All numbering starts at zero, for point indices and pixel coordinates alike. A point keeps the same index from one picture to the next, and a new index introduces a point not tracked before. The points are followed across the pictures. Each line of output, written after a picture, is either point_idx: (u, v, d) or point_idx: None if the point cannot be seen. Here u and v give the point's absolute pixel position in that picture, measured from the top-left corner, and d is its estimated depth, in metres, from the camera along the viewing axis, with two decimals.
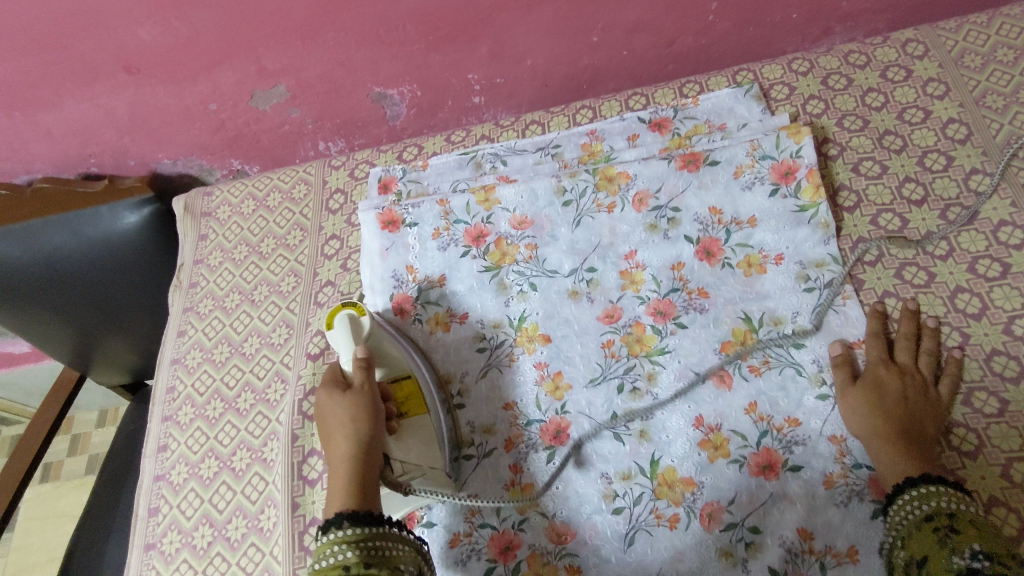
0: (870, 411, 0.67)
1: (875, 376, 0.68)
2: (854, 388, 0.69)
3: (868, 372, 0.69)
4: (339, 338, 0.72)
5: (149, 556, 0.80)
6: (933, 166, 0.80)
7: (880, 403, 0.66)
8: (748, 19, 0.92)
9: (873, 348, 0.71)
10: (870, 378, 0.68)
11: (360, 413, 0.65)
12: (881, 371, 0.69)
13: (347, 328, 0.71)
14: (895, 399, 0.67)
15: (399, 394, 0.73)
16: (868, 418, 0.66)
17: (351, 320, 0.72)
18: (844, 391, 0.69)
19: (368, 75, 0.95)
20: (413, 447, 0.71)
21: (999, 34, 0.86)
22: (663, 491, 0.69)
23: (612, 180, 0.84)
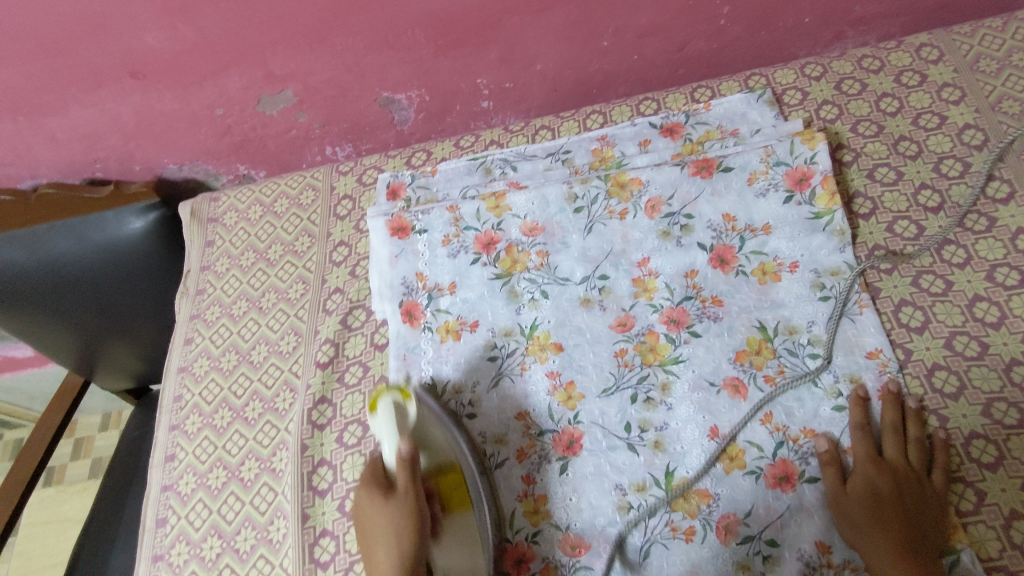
0: (871, 527, 0.62)
1: (868, 480, 0.64)
2: (847, 495, 0.64)
3: (857, 475, 0.65)
4: (381, 427, 0.66)
5: (157, 567, 0.79)
6: (949, 173, 0.79)
7: (875, 509, 0.62)
8: (760, 23, 0.91)
9: (858, 444, 0.67)
10: (863, 480, 0.64)
11: (403, 526, 0.62)
12: (869, 473, 0.65)
13: (389, 416, 0.65)
14: (894, 505, 0.62)
15: (444, 486, 0.68)
16: (871, 533, 0.62)
17: (394, 407, 0.66)
18: (836, 497, 0.64)
19: (377, 80, 0.95)
20: (456, 552, 0.66)
21: (1014, 38, 0.85)
22: (678, 502, 0.68)
23: (625, 187, 0.83)
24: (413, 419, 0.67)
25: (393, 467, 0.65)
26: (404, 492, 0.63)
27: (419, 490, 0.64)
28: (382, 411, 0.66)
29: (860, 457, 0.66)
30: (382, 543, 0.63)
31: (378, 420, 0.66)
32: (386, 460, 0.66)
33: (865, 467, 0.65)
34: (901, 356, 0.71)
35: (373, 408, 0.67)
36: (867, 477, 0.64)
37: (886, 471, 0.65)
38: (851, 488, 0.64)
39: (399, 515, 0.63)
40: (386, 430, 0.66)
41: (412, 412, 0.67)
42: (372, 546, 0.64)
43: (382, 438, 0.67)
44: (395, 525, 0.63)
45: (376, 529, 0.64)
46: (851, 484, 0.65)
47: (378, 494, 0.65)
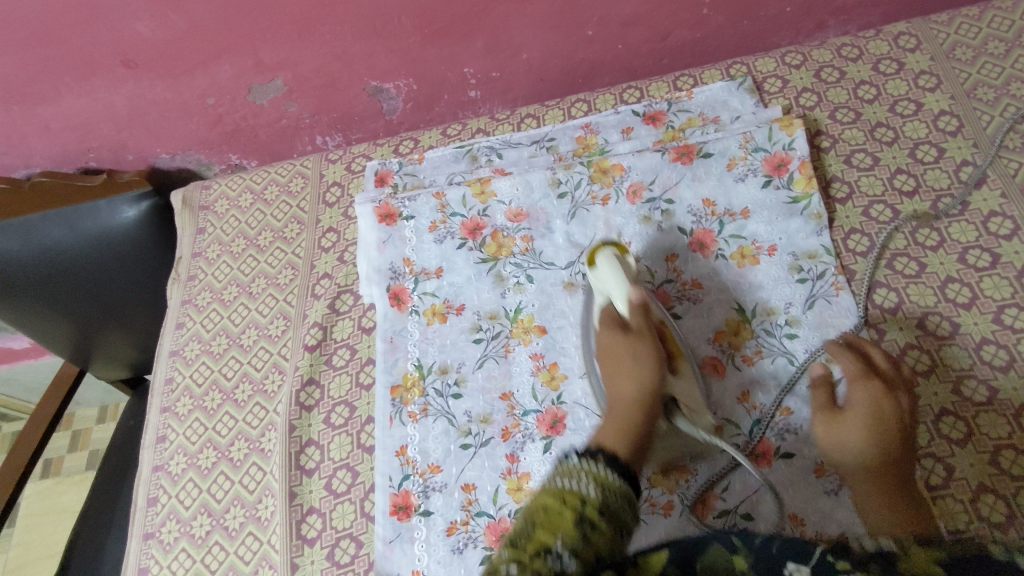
0: (862, 459, 0.63)
1: (861, 411, 0.64)
2: (843, 427, 0.65)
3: (851, 406, 0.65)
4: (598, 276, 0.74)
5: (148, 545, 0.81)
6: (925, 158, 0.81)
7: (871, 439, 0.63)
8: (742, 12, 0.93)
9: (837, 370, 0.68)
10: (859, 409, 0.65)
11: (648, 354, 0.67)
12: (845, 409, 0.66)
13: (614, 263, 0.73)
14: (890, 434, 0.63)
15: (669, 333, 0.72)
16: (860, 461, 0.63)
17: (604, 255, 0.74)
18: (831, 427, 0.66)
19: (365, 69, 0.96)
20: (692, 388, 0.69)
21: (991, 27, 0.87)
22: (658, 479, 0.70)
23: (607, 173, 0.85)
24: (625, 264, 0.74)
25: (625, 312, 0.71)
26: (640, 325, 0.69)
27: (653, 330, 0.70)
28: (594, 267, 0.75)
29: (857, 385, 0.66)
30: (622, 369, 0.68)
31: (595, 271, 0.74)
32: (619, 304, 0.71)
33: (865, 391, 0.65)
34: (874, 336, 0.72)
35: (594, 262, 0.75)
36: (865, 405, 0.65)
37: (881, 397, 0.65)
38: (847, 417, 0.65)
39: (642, 346, 0.68)
40: (603, 275, 0.73)
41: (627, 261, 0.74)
42: (614, 368, 0.69)
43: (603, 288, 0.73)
44: (636, 354, 0.68)
45: (617, 357, 0.69)
46: (844, 413, 0.66)
47: (619, 331, 0.70)
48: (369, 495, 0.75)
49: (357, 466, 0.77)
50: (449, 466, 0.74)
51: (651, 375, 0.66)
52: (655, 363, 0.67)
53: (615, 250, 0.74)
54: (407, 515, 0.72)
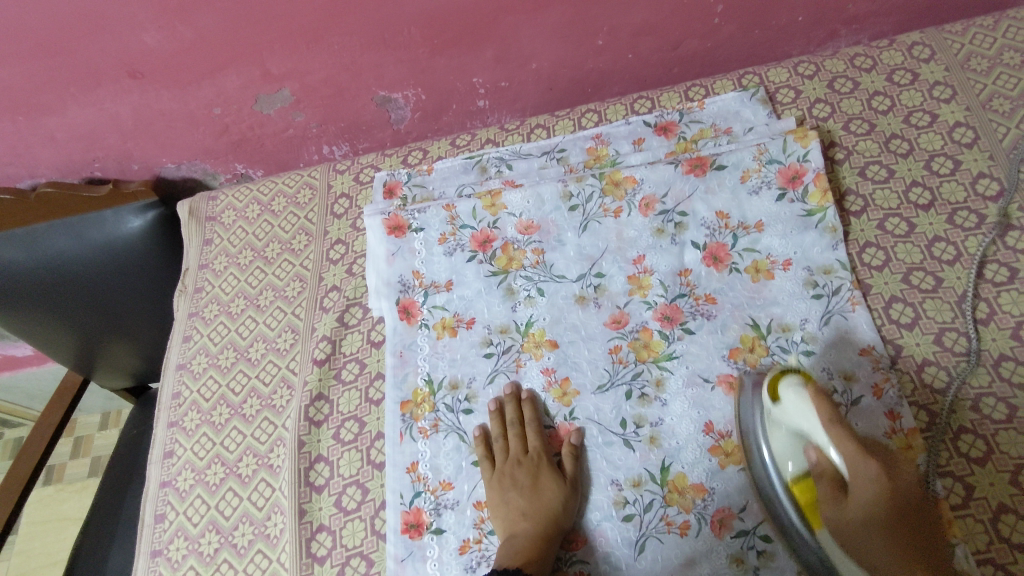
0: (879, 539, 0.58)
1: (870, 497, 0.59)
2: (846, 510, 0.60)
3: (855, 494, 0.60)
4: (795, 411, 0.64)
5: (155, 563, 0.80)
6: (940, 170, 0.80)
7: (891, 525, 0.58)
8: (754, 22, 0.92)
9: (842, 447, 0.60)
10: (860, 490, 0.59)
11: (570, 491, 0.70)
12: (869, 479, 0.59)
13: (802, 402, 0.63)
14: (905, 519, 0.58)
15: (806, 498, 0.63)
16: (877, 544, 0.58)
17: (801, 395, 0.64)
18: (839, 516, 0.60)
19: (373, 79, 0.95)
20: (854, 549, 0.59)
21: (1005, 37, 0.86)
22: (673, 497, 0.68)
23: (619, 185, 0.84)
24: (834, 412, 0.62)
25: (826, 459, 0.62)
26: (573, 465, 0.72)
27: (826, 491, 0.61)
28: (787, 397, 0.65)
29: (855, 468, 0.60)
30: (543, 494, 0.70)
31: (786, 403, 0.65)
32: (823, 454, 0.62)
33: (863, 471, 0.59)
34: (892, 352, 0.71)
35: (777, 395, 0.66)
36: (867, 487, 0.59)
37: (878, 483, 0.59)
38: (851, 501, 0.60)
39: (567, 480, 0.70)
40: (804, 415, 0.63)
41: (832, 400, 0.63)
42: (535, 488, 0.70)
43: (799, 428, 0.64)
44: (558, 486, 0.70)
45: (544, 481, 0.71)
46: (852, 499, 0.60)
47: (551, 463, 0.73)
48: (380, 512, 0.74)
49: (367, 483, 0.76)
50: (461, 483, 0.74)
51: (565, 512, 0.69)
52: (567, 502, 0.69)
53: (798, 383, 0.65)
54: (419, 533, 0.71)
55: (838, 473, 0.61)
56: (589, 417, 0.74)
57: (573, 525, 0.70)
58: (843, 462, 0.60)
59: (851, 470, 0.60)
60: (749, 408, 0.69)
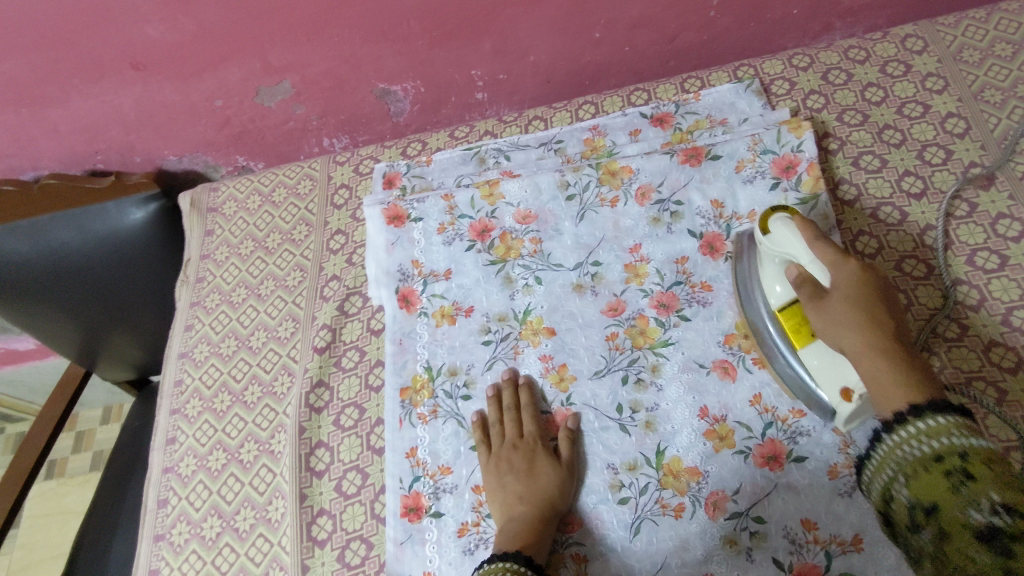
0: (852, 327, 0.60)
1: (846, 290, 0.62)
2: (827, 310, 0.62)
3: (834, 290, 0.62)
4: (782, 238, 0.66)
5: (158, 547, 0.81)
6: (932, 160, 0.81)
7: (865, 311, 0.61)
8: (749, 15, 0.93)
9: (820, 253, 0.63)
10: (838, 289, 0.62)
11: (566, 477, 0.71)
12: (847, 276, 0.62)
13: (788, 226, 0.66)
14: (877, 309, 0.61)
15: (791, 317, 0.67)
16: (848, 330, 0.61)
17: (788, 223, 0.66)
18: (819, 315, 0.63)
19: (373, 71, 0.96)
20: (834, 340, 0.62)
21: (997, 29, 0.87)
22: (668, 480, 0.70)
23: (615, 175, 0.85)
24: (817, 231, 0.65)
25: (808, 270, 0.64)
26: (569, 451, 0.72)
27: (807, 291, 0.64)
28: (775, 228, 0.67)
29: (835, 267, 0.63)
30: (539, 478, 0.70)
31: (775, 234, 0.67)
32: (804, 267, 0.64)
33: (841, 274, 0.62)
34: None
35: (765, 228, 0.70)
36: (846, 285, 0.62)
37: (856, 277, 0.62)
38: (832, 301, 0.62)
39: (563, 467, 0.71)
40: (789, 237, 0.66)
41: (816, 225, 0.66)
42: (532, 473, 0.71)
43: (785, 253, 0.66)
44: (554, 471, 0.71)
45: (540, 466, 0.71)
46: (831, 294, 0.62)
47: (546, 448, 0.73)
48: (379, 496, 0.75)
49: (367, 468, 0.77)
50: (459, 468, 0.75)
51: (561, 498, 0.70)
52: (563, 487, 0.70)
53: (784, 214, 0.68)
54: (418, 517, 0.72)
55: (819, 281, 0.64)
56: (585, 403, 0.75)
57: (568, 510, 0.71)
58: (823, 270, 0.63)
59: (831, 274, 0.63)
60: (744, 259, 0.75)
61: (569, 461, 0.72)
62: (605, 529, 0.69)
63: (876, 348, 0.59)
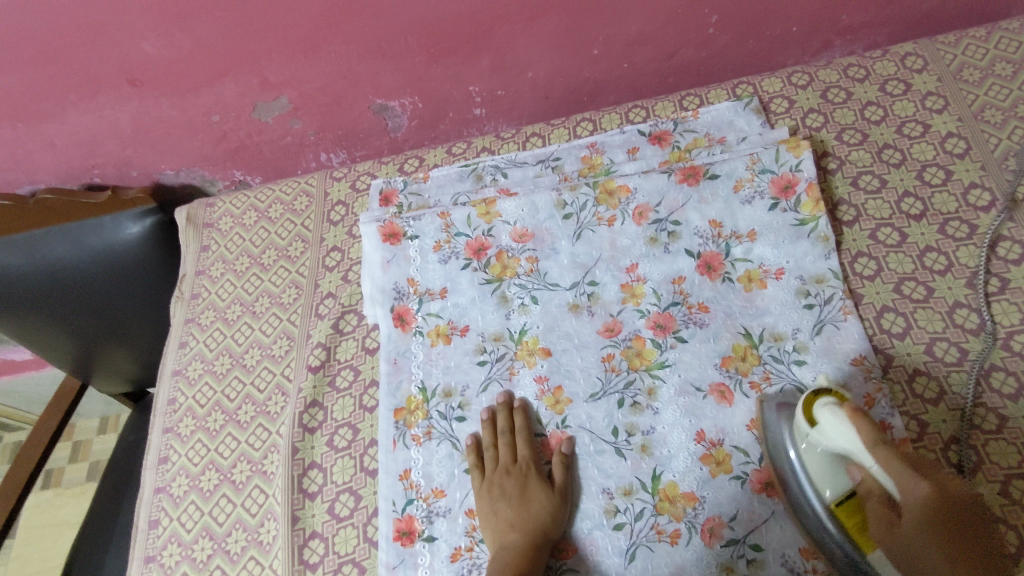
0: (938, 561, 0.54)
1: (925, 519, 0.55)
2: (901, 537, 0.55)
3: (909, 516, 0.55)
4: (837, 436, 0.59)
5: (149, 568, 0.80)
6: (932, 180, 0.81)
7: (946, 536, 0.54)
8: (748, 32, 0.93)
9: (890, 473, 0.56)
10: (913, 511, 0.55)
11: (559, 502, 0.70)
12: (922, 495, 0.55)
13: (840, 425, 0.59)
14: (958, 533, 0.55)
15: (849, 520, 0.59)
16: (935, 567, 0.54)
17: (844, 421, 0.59)
18: (894, 537, 0.56)
19: (370, 87, 0.96)
20: (918, 572, 0.55)
21: (998, 47, 0.87)
22: (664, 506, 0.69)
23: (612, 195, 0.85)
24: (873, 432, 0.58)
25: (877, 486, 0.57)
26: (562, 476, 0.72)
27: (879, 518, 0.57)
28: (824, 419, 0.61)
29: (907, 490, 0.56)
30: (532, 505, 0.70)
31: (820, 426, 0.61)
32: (867, 476, 0.58)
33: (913, 495, 0.55)
34: (882, 361, 0.72)
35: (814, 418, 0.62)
36: (920, 511, 0.55)
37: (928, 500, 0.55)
38: (906, 524, 0.55)
39: (556, 492, 0.71)
40: (846, 437, 0.58)
41: (871, 419, 0.59)
42: (525, 499, 0.70)
43: (843, 453, 0.59)
44: (547, 497, 0.70)
45: (533, 492, 0.71)
46: (907, 523, 0.55)
47: (540, 474, 0.73)
48: (372, 520, 0.75)
49: (360, 490, 0.77)
50: (453, 491, 0.74)
51: (555, 524, 0.69)
52: (557, 513, 0.70)
53: (834, 407, 0.61)
54: (411, 541, 0.71)
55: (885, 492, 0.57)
56: (579, 426, 0.75)
57: (563, 537, 0.70)
58: (892, 487, 0.56)
59: (900, 494, 0.56)
60: (776, 425, 0.68)
61: (562, 486, 0.71)
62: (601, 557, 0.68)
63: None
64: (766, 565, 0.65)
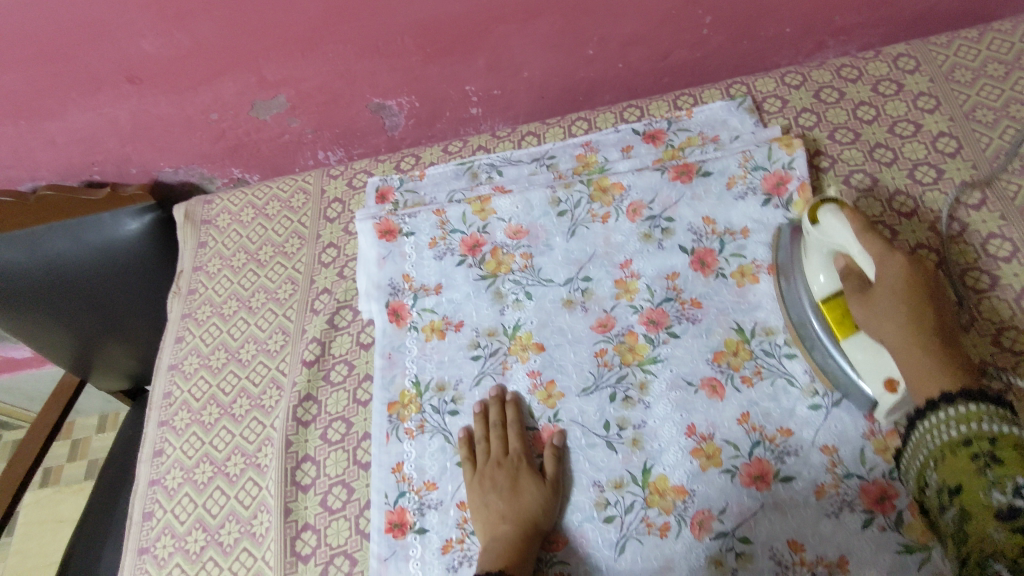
0: (894, 325, 0.61)
1: (890, 285, 0.61)
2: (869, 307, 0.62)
3: (879, 285, 0.62)
4: (831, 228, 0.65)
5: (142, 560, 0.80)
6: (924, 179, 0.81)
7: (908, 304, 0.61)
8: (742, 33, 0.93)
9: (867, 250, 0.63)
10: (884, 283, 0.62)
11: (550, 494, 0.70)
12: (892, 270, 0.62)
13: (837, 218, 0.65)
14: (922, 303, 0.61)
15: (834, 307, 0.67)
16: (892, 329, 0.61)
17: (839, 215, 0.65)
18: (862, 309, 0.63)
19: (368, 86, 0.97)
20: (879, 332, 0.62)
21: (989, 49, 0.87)
22: (654, 499, 0.69)
23: (607, 191, 0.85)
24: (866, 222, 0.64)
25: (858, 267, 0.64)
26: (553, 469, 0.72)
27: (855, 291, 0.64)
28: (826, 220, 0.66)
29: (883, 264, 0.62)
30: (524, 496, 0.70)
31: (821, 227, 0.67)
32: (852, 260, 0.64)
33: (887, 269, 0.62)
34: None
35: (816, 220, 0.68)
36: (891, 280, 0.62)
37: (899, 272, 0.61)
38: (875, 296, 0.62)
39: (548, 484, 0.71)
40: (839, 231, 0.64)
41: (866, 216, 0.65)
42: (516, 490, 0.70)
43: (835, 246, 0.66)
44: (538, 489, 0.70)
45: (525, 484, 0.71)
46: (876, 291, 0.62)
47: (531, 465, 0.73)
48: (364, 512, 0.75)
49: (353, 483, 0.77)
50: (445, 484, 0.74)
51: (546, 516, 0.69)
52: (548, 505, 0.70)
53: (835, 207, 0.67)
54: (402, 533, 0.72)
55: (864, 273, 0.64)
56: (571, 419, 0.75)
57: (554, 528, 0.71)
58: (868, 262, 0.63)
59: (875, 267, 0.62)
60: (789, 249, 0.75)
61: (554, 477, 0.71)
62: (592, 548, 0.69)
63: (915, 347, 0.60)
64: (755, 558, 0.65)
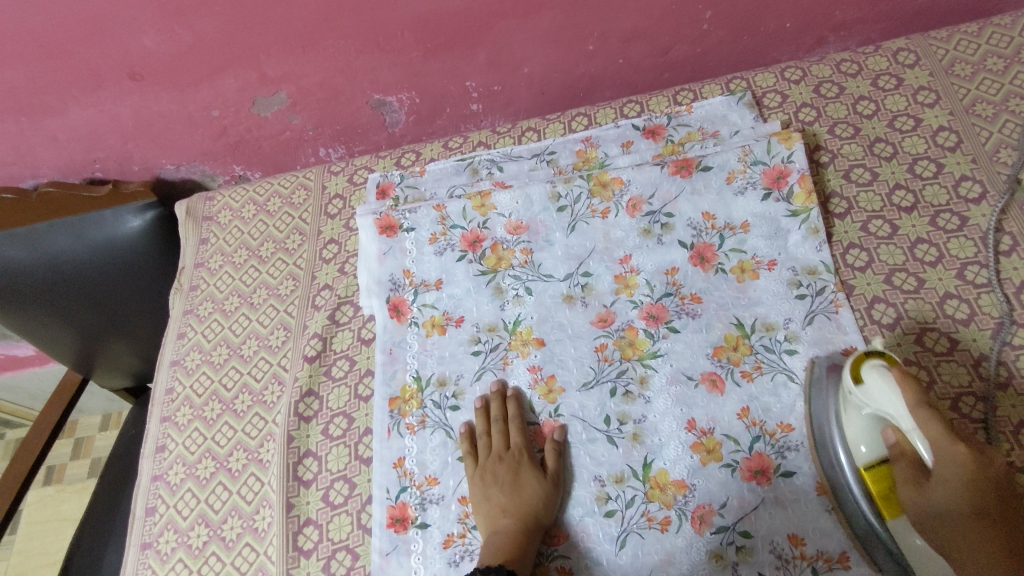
0: (956, 509, 0.56)
1: (953, 477, 0.56)
2: (927, 494, 0.57)
3: (938, 479, 0.57)
4: (877, 394, 0.61)
5: (145, 555, 0.81)
6: (923, 173, 0.81)
7: (972, 499, 0.56)
8: (742, 29, 0.93)
9: (927, 431, 0.58)
10: (943, 474, 0.57)
11: (551, 489, 0.71)
12: (954, 454, 0.57)
13: (886, 385, 0.61)
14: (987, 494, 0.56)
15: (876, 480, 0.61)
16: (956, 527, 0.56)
17: (890, 380, 0.61)
18: (919, 497, 0.57)
19: (368, 82, 0.97)
20: (940, 524, 0.57)
21: (989, 43, 0.87)
22: (655, 493, 0.69)
23: (606, 186, 0.85)
24: (918, 394, 0.59)
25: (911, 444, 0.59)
26: (554, 464, 0.72)
27: (909, 476, 0.58)
28: (871, 380, 0.62)
29: (942, 451, 0.57)
30: (524, 490, 0.70)
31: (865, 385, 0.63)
32: (904, 436, 0.59)
33: (948, 455, 0.57)
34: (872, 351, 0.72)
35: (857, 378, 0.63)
36: (953, 471, 0.57)
37: (959, 461, 0.57)
38: (934, 486, 0.57)
39: (548, 479, 0.71)
40: (887, 398, 0.60)
41: (916, 383, 0.60)
42: (516, 485, 0.71)
43: (881, 414, 0.61)
44: (539, 483, 0.71)
45: (525, 479, 0.71)
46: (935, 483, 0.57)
47: (533, 461, 0.73)
48: (366, 506, 0.75)
49: (354, 478, 0.77)
50: (446, 478, 0.74)
51: (547, 510, 0.70)
52: (548, 500, 0.70)
53: (881, 368, 0.62)
54: (404, 527, 0.72)
55: (919, 458, 0.59)
56: (572, 415, 0.75)
57: (555, 523, 0.71)
58: (924, 446, 0.58)
59: (933, 453, 0.57)
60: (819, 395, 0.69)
61: (554, 473, 0.71)
62: (592, 542, 0.69)
63: (981, 545, 0.55)
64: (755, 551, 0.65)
